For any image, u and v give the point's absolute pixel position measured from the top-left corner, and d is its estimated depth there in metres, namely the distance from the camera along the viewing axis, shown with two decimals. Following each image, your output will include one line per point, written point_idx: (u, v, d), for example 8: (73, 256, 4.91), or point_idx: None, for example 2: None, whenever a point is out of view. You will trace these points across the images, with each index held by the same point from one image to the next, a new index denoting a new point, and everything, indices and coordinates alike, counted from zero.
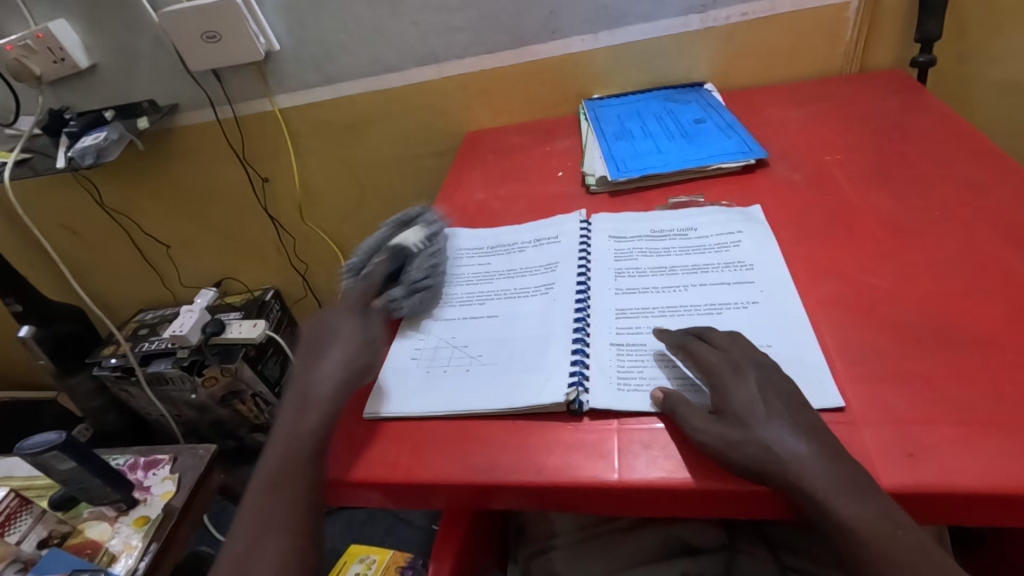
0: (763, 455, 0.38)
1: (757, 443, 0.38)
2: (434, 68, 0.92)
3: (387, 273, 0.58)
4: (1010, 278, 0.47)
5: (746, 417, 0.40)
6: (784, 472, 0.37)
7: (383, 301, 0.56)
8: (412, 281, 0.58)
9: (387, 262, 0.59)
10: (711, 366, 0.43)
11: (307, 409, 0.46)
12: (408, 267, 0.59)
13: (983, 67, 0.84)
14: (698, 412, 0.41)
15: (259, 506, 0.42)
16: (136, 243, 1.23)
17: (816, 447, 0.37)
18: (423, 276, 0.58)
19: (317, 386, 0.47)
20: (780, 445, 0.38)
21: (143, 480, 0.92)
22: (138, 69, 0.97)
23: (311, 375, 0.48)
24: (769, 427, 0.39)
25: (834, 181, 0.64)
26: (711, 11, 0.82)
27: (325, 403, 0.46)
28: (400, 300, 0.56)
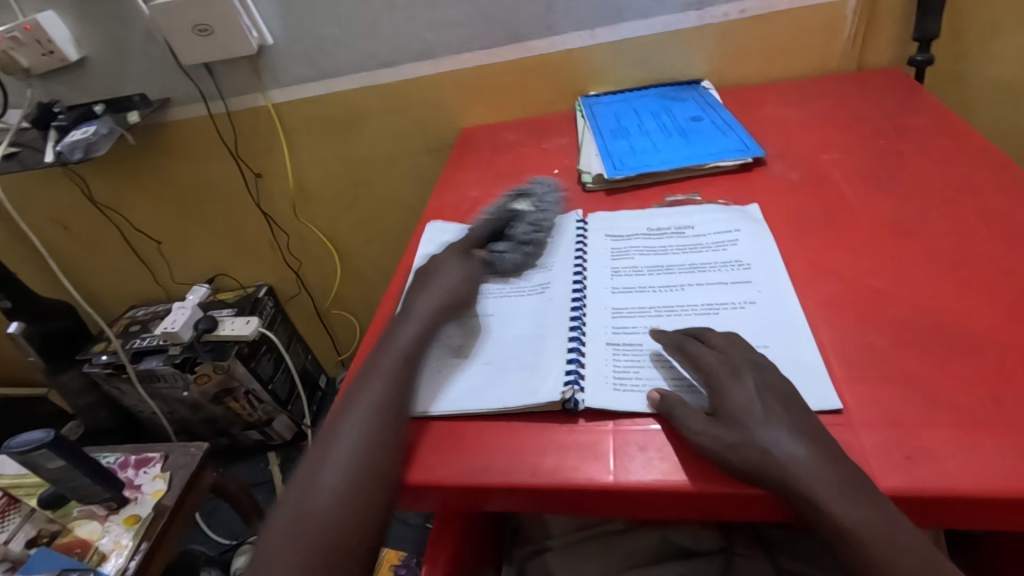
0: (760, 456, 0.37)
1: (755, 444, 0.38)
2: (429, 63, 0.91)
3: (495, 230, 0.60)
4: (1007, 279, 0.47)
5: (743, 418, 0.39)
6: (781, 474, 0.37)
7: (500, 255, 0.59)
8: (518, 240, 0.60)
9: (499, 221, 0.61)
10: (708, 366, 0.43)
11: (386, 353, 0.47)
12: (514, 225, 0.61)
13: (980, 67, 0.83)
14: (694, 413, 0.41)
15: (335, 439, 0.42)
16: (127, 239, 1.21)
17: (813, 448, 0.37)
18: (531, 232, 0.61)
19: (400, 332, 0.49)
20: (778, 446, 0.37)
21: (134, 479, 0.92)
22: (128, 63, 0.95)
23: (401, 322, 0.50)
24: (766, 427, 0.38)
25: (831, 180, 0.63)
26: (708, 7, 0.81)
27: (406, 346, 0.48)
28: (503, 255, 0.59)
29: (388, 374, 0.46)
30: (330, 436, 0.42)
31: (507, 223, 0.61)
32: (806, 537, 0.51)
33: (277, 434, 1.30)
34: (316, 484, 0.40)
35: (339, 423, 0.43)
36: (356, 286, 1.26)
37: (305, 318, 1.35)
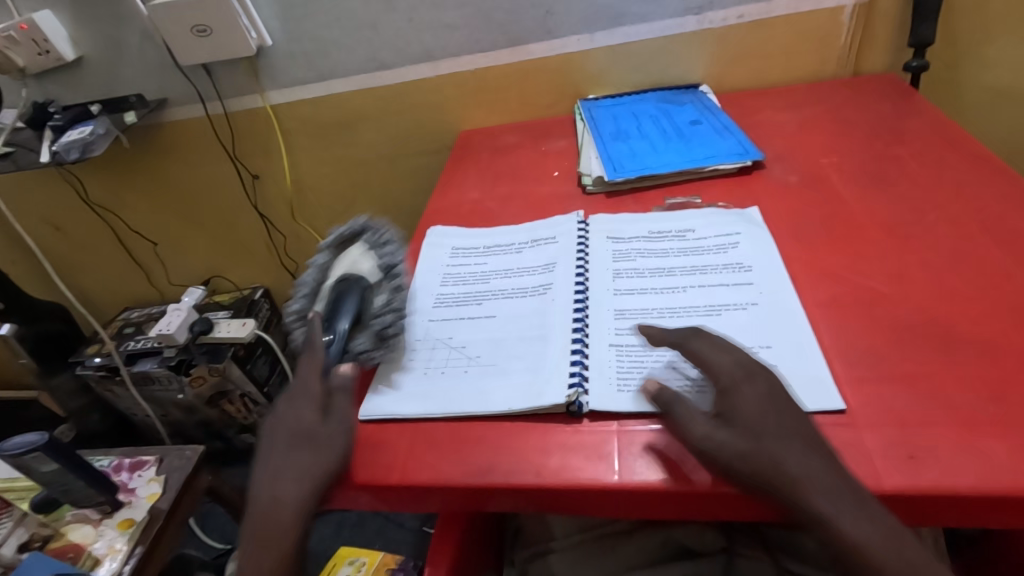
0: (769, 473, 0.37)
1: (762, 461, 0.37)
2: (428, 66, 0.91)
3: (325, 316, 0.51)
4: (1005, 281, 0.48)
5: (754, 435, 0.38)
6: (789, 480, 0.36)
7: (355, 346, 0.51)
8: (381, 326, 0.53)
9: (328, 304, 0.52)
10: (718, 370, 0.42)
11: (315, 441, 0.44)
12: (366, 304, 0.54)
13: (974, 73, 0.85)
14: (700, 416, 0.40)
15: (263, 535, 0.40)
16: (121, 240, 1.20)
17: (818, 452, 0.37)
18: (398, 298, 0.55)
19: (329, 426, 0.44)
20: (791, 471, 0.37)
21: (128, 482, 0.91)
22: (125, 63, 0.95)
23: (314, 410, 0.45)
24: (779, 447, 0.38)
25: (830, 183, 0.64)
26: (708, 12, 0.82)
27: (338, 436, 0.44)
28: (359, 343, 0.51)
29: (305, 459, 0.42)
30: (272, 529, 0.40)
31: (365, 296, 0.54)
32: None
33: None
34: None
35: (266, 519, 0.41)
36: None
37: None
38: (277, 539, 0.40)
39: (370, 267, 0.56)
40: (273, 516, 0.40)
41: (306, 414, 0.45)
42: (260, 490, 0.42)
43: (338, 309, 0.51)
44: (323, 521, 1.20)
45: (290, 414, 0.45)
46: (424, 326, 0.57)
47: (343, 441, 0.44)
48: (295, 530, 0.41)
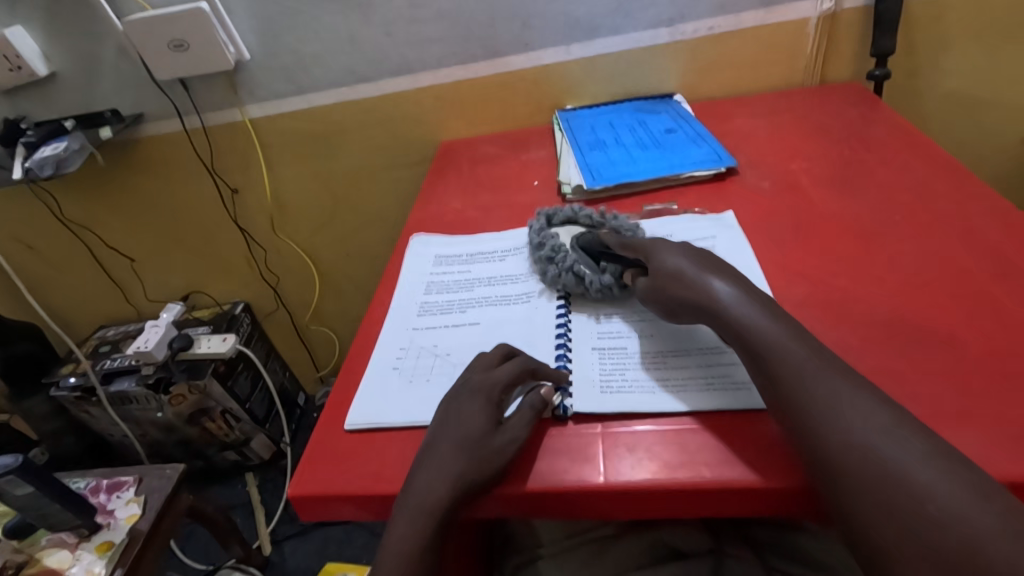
0: (671, 272, 0.47)
1: (656, 267, 0.49)
2: (406, 78, 0.92)
3: (586, 258, 0.57)
4: (967, 277, 0.50)
5: (650, 249, 0.51)
6: (707, 298, 0.44)
7: (607, 278, 0.54)
8: (575, 264, 0.56)
9: (583, 254, 0.57)
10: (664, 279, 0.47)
11: (470, 454, 0.42)
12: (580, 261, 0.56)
13: (932, 82, 0.88)
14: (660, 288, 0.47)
15: (409, 525, 0.41)
16: (96, 257, 1.18)
17: (727, 283, 0.45)
18: (563, 264, 0.56)
19: (486, 441, 0.43)
20: (676, 259, 0.48)
21: (107, 504, 0.88)
22: (99, 79, 0.94)
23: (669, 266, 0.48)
24: (665, 251, 0.50)
25: (800, 188, 0.66)
26: (680, 24, 0.84)
27: (492, 457, 0.42)
28: (601, 276, 0.54)
29: (451, 464, 0.42)
30: (414, 518, 0.41)
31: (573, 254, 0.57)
32: (792, 534, 0.52)
33: (254, 455, 1.27)
34: (384, 548, 0.42)
35: (407, 503, 0.42)
36: (335, 302, 1.25)
37: (283, 335, 1.33)
38: (419, 526, 0.41)
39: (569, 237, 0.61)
40: (419, 509, 0.41)
41: (478, 417, 0.44)
42: (416, 475, 0.42)
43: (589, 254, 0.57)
44: (309, 537, 1.18)
45: (463, 415, 0.44)
46: (409, 334, 0.57)
47: (493, 458, 0.42)
48: (439, 522, 0.41)
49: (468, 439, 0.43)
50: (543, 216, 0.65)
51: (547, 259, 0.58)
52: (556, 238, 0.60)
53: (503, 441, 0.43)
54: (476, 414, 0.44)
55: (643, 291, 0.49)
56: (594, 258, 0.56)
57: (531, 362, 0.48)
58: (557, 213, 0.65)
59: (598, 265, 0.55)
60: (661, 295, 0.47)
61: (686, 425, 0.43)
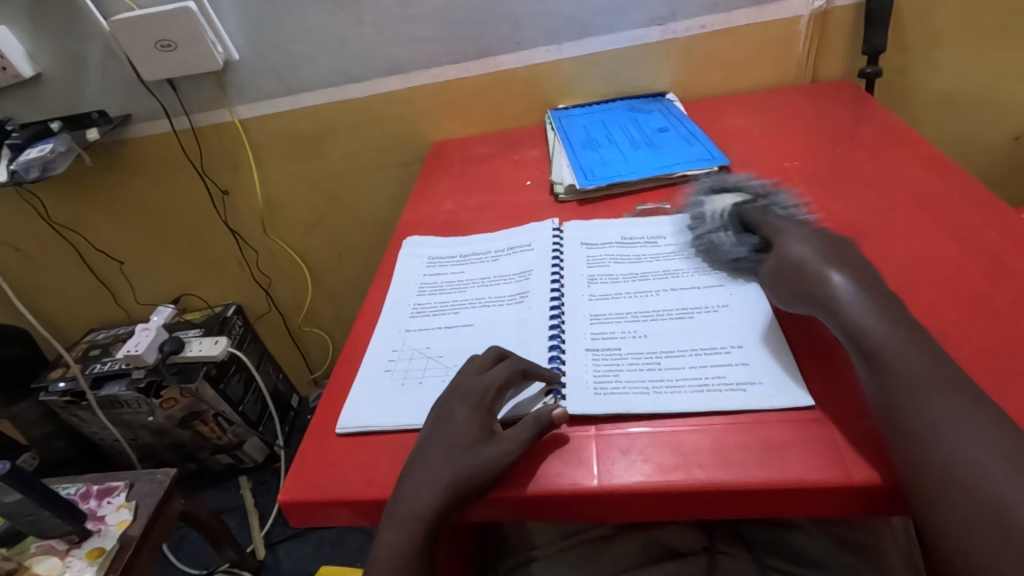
0: (794, 260, 0.45)
1: (783, 253, 0.47)
2: (397, 78, 0.91)
3: (734, 228, 0.56)
4: (958, 275, 0.50)
5: (786, 236, 0.49)
6: (826, 297, 0.42)
7: (744, 252, 0.54)
8: (719, 236, 0.56)
9: (727, 224, 0.57)
10: (791, 266, 0.46)
11: (463, 463, 0.42)
12: (721, 231, 0.57)
13: (923, 80, 0.89)
14: (780, 269, 0.47)
15: (401, 532, 0.41)
16: (85, 260, 1.17)
17: (851, 281, 0.42)
18: (711, 237, 0.57)
19: (477, 450, 0.42)
20: (800, 249, 0.46)
21: (97, 509, 0.88)
22: (86, 80, 0.93)
23: (794, 254, 0.46)
24: (800, 240, 0.47)
25: (793, 186, 0.66)
26: (671, 23, 0.84)
27: (482, 467, 0.41)
28: (736, 250, 0.55)
29: (443, 470, 0.41)
30: (406, 523, 0.41)
31: (726, 222, 0.57)
32: (786, 534, 0.52)
33: (248, 457, 1.26)
34: (375, 554, 0.42)
35: (400, 508, 0.41)
36: (328, 303, 1.24)
37: (276, 336, 1.32)
38: (411, 531, 0.40)
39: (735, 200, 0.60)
40: (411, 515, 0.41)
41: (470, 425, 0.43)
42: (408, 480, 0.42)
43: (742, 222, 0.57)
44: (303, 540, 1.18)
45: (455, 422, 0.44)
46: (401, 336, 0.57)
47: (484, 469, 0.41)
48: (430, 526, 0.41)
49: (460, 446, 0.42)
50: (711, 181, 0.65)
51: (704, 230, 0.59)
52: (709, 206, 0.61)
53: (495, 450, 0.42)
54: (467, 422, 0.44)
55: (765, 274, 0.48)
56: (740, 229, 0.56)
57: (522, 364, 0.47)
58: (726, 180, 0.64)
59: (738, 236, 0.55)
60: (782, 281, 0.46)
61: (680, 427, 0.43)
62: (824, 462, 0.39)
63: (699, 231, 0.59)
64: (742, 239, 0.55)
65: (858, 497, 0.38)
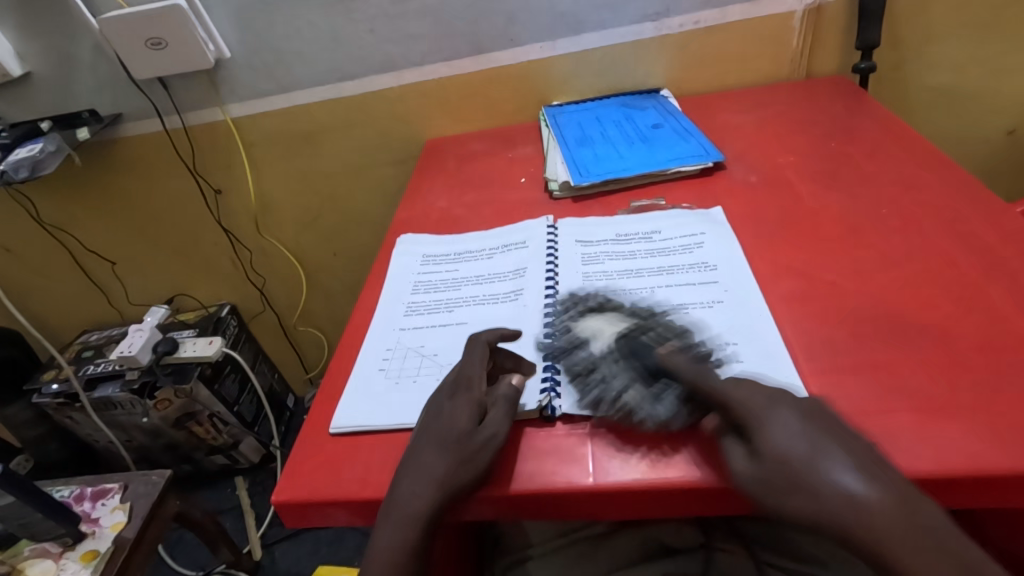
0: (781, 460, 0.35)
1: (766, 449, 0.36)
2: (390, 75, 0.91)
3: (638, 378, 0.45)
4: (952, 269, 0.50)
5: (751, 404, 0.38)
6: (849, 514, 0.32)
7: (665, 412, 0.42)
8: (621, 395, 0.44)
9: (630, 371, 0.45)
10: (779, 450, 0.35)
11: (454, 456, 0.41)
12: (622, 389, 0.44)
13: (917, 74, 0.89)
14: (738, 452, 0.37)
15: (396, 533, 0.40)
16: (77, 260, 1.16)
17: (864, 476, 0.33)
18: (610, 392, 0.44)
19: (468, 442, 0.42)
20: (785, 438, 0.36)
21: (91, 512, 0.87)
22: (76, 79, 0.92)
23: (773, 444, 0.36)
24: (775, 416, 0.37)
25: (787, 182, 0.66)
26: (665, 19, 0.84)
27: (472, 458, 0.41)
28: (656, 408, 0.42)
29: (437, 468, 0.41)
30: (400, 524, 0.40)
31: (629, 368, 0.45)
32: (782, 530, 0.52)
33: (244, 457, 1.26)
34: (370, 555, 0.41)
35: (395, 509, 0.41)
36: (323, 302, 1.23)
37: (271, 336, 1.31)
38: (406, 532, 0.40)
39: (603, 342, 0.49)
40: (406, 515, 0.40)
41: (462, 418, 0.43)
42: (402, 480, 0.42)
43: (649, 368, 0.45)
44: (300, 541, 1.17)
45: (447, 415, 0.44)
46: (395, 334, 0.56)
47: (474, 461, 0.41)
48: (425, 526, 0.40)
49: (450, 437, 0.42)
50: (558, 299, 0.55)
51: (596, 377, 0.46)
52: (587, 344, 0.49)
53: (484, 437, 0.42)
54: (456, 411, 0.44)
55: (742, 481, 0.36)
56: (648, 377, 0.45)
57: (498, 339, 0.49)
58: (587, 299, 0.54)
59: (650, 389, 0.44)
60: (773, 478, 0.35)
61: None
62: None
63: (583, 381, 0.46)
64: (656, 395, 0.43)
65: None
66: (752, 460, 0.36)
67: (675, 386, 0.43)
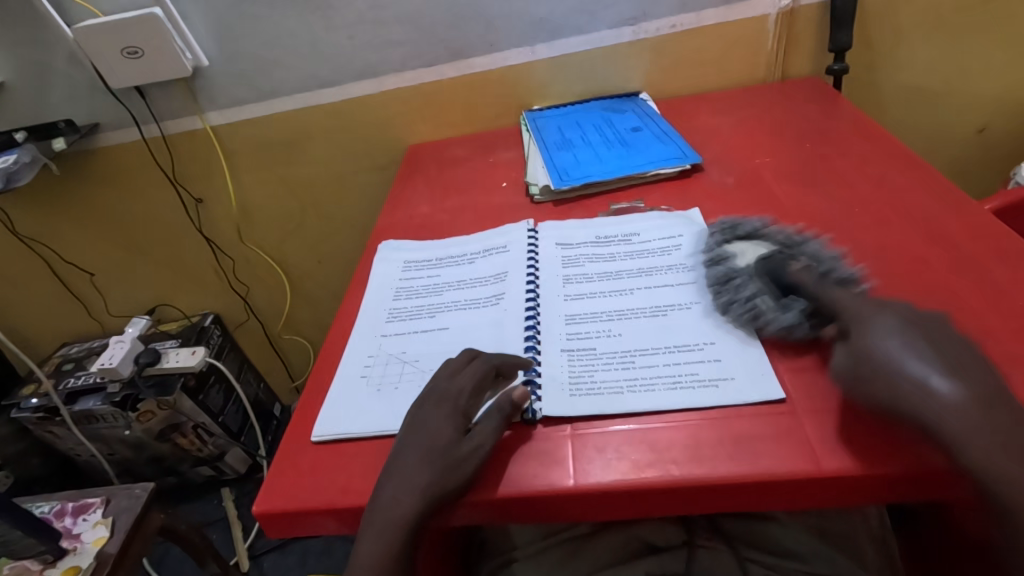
0: (870, 355, 0.38)
1: (861, 346, 0.39)
2: (370, 82, 0.91)
3: (769, 291, 0.48)
4: (922, 267, 0.51)
5: (857, 314, 0.41)
6: (920, 401, 0.35)
7: (790, 319, 0.45)
8: (763, 305, 0.47)
9: (766, 287, 0.48)
10: (881, 355, 0.38)
11: (435, 465, 0.41)
12: (760, 295, 0.48)
13: (889, 75, 0.90)
14: (842, 350, 0.40)
15: (379, 538, 0.40)
16: (55, 272, 1.14)
17: (954, 379, 0.35)
18: (747, 305, 0.48)
19: (450, 453, 0.42)
20: (885, 343, 0.38)
21: (72, 528, 0.86)
22: (52, 89, 0.91)
23: (876, 344, 0.38)
24: (876, 324, 0.40)
25: (764, 183, 0.67)
26: (643, 23, 0.85)
27: (453, 469, 0.41)
28: (783, 316, 0.46)
29: (419, 474, 0.41)
30: (383, 529, 0.40)
31: (760, 283, 0.49)
32: (763, 526, 0.53)
33: (230, 468, 1.24)
34: (353, 561, 0.41)
35: (377, 515, 0.41)
36: (308, 310, 1.23)
37: (255, 345, 1.30)
38: (388, 537, 0.40)
39: (753, 258, 0.52)
40: (388, 520, 0.40)
41: (444, 429, 0.43)
42: (385, 485, 0.42)
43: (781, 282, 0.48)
44: (289, 551, 1.17)
45: (430, 426, 0.44)
46: (377, 341, 0.56)
47: (456, 472, 0.41)
48: (407, 534, 0.40)
49: (434, 448, 0.42)
50: (719, 228, 0.57)
51: (733, 288, 0.50)
52: (733, 261, 0.53)
53: (468, 449, 0.42)
54: (440, 424, 0.44)
55: (840, 373, 0.40)
56: (779, 291, 0.48)
57: (495, 360, 0.47)
58: (738, 226, 0.57)
59: (781, 301, 0.47)
60: (856, 371, 0.39)
61: (656, 424, 0.43)
62: (796, 454, 0.39)
63: (729, 294, 0.50)
64: (777, 305, 0.47)
65: (831, 487, 0.38)
66: (851, 356, 0.40)
67: (802, 298, 0.46)
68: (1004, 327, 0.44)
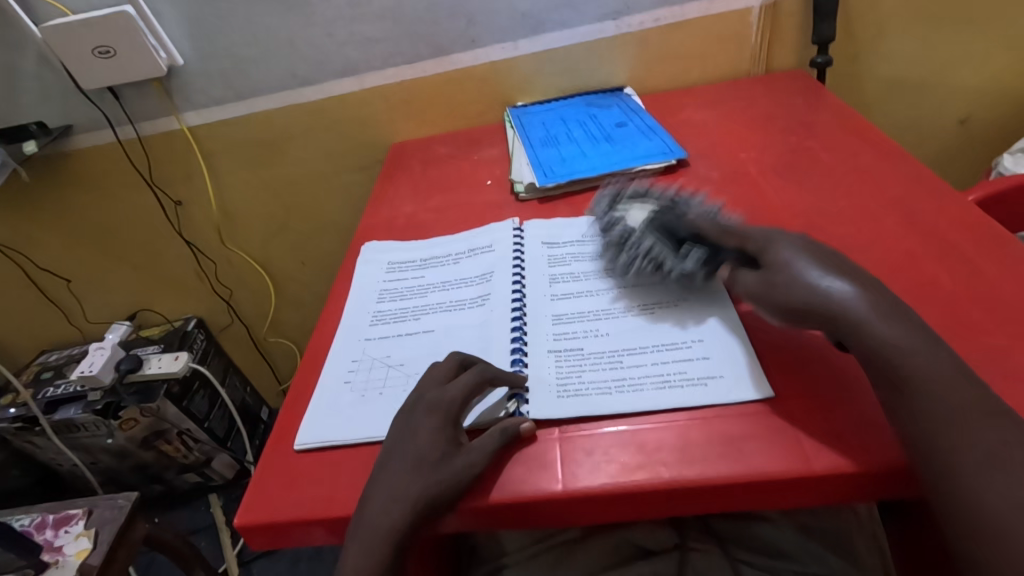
0: (782, 266, 0.44)
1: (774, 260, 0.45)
2: (351, 79, 0.89)
3: (665, 242, 0.53)
4: (910, 260, 0.51)
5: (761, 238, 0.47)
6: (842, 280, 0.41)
7: (689, 267, 0.50)
8: (660, 254, 0.52)
9: (659, 240, 0.53)
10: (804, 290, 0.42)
11: (422, 476, 0.41)
12: (659, 250, 0.52)
13: (872, 67, 0.90)
14: (749, 278, 0.46)
15: (366, 547, 0.40)
16: (31, 278, 1.12)
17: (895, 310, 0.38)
18: (649, 257, 0.52)
19: (438, 465, 0.41)
20: (790, 254, 0.44)
21: (54, 540, 0.84)
22: (21, 91, 0.88)
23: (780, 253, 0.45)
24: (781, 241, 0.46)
25: (750, 177, 0.66)
26: (626, 17, 0.84)
27: (440, 482, 0.40)
28: (682, 263, 0.50)
29: (405, 483, 0.40)
30: (370, 537, 0.40)
31: (653, 237, 0.53)
32: (753, 525, 0.53)
33: (217, 474, 1.23)
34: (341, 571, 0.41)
35: (364, 524, 0.40)
36: (293, 312, 1.21)
37: (240, 349, 1.28)
38: (376, 546, 0.39)
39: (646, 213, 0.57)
40: (375, 529, 0.40)
41: (433, 440, 0.42)
42: (370, 494, 0.41)
43: (674, 234, 0.53)
44: (279, 557, 1.15)
45: (417, 436, 0.43)
46: (361, 345, 0.55)
47: (444, 485, 0.40)
48: (398, 545, 0.40)
49: (425, 460, 0.41)
50: (611, 195, 0.62)
51: (633, 244, 0.54)
52: (627, 222, 0.57)
53: (458, 463, 0.41)
54: (432, 434, 0.42)
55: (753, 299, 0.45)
56: (675, 244, 0.53)
57: (488, 371, 0.46)
58: (623, 193, 0.61)
59: (679, 252, 0.51)
60: (769, 298, 0.44)
61: (645, 425, 0.43)
62: (787, 452, 0.39)
63: (626, 247, 0.55)
64: (676, 253, 0.51)
65: (823, 485, 0.38)
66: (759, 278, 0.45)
67: (699, 247, 0.51)
68: (991, 320, 0.44)
